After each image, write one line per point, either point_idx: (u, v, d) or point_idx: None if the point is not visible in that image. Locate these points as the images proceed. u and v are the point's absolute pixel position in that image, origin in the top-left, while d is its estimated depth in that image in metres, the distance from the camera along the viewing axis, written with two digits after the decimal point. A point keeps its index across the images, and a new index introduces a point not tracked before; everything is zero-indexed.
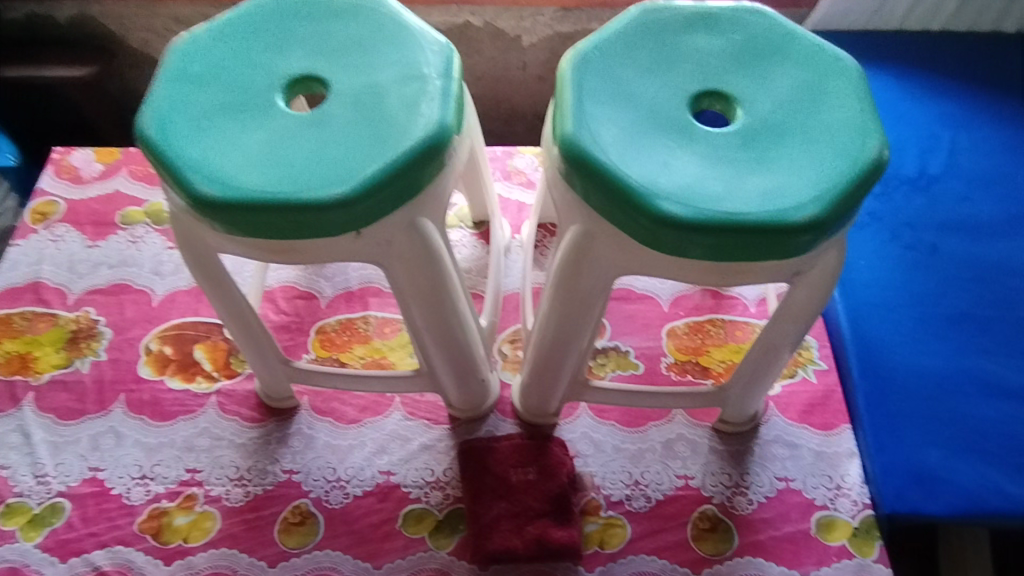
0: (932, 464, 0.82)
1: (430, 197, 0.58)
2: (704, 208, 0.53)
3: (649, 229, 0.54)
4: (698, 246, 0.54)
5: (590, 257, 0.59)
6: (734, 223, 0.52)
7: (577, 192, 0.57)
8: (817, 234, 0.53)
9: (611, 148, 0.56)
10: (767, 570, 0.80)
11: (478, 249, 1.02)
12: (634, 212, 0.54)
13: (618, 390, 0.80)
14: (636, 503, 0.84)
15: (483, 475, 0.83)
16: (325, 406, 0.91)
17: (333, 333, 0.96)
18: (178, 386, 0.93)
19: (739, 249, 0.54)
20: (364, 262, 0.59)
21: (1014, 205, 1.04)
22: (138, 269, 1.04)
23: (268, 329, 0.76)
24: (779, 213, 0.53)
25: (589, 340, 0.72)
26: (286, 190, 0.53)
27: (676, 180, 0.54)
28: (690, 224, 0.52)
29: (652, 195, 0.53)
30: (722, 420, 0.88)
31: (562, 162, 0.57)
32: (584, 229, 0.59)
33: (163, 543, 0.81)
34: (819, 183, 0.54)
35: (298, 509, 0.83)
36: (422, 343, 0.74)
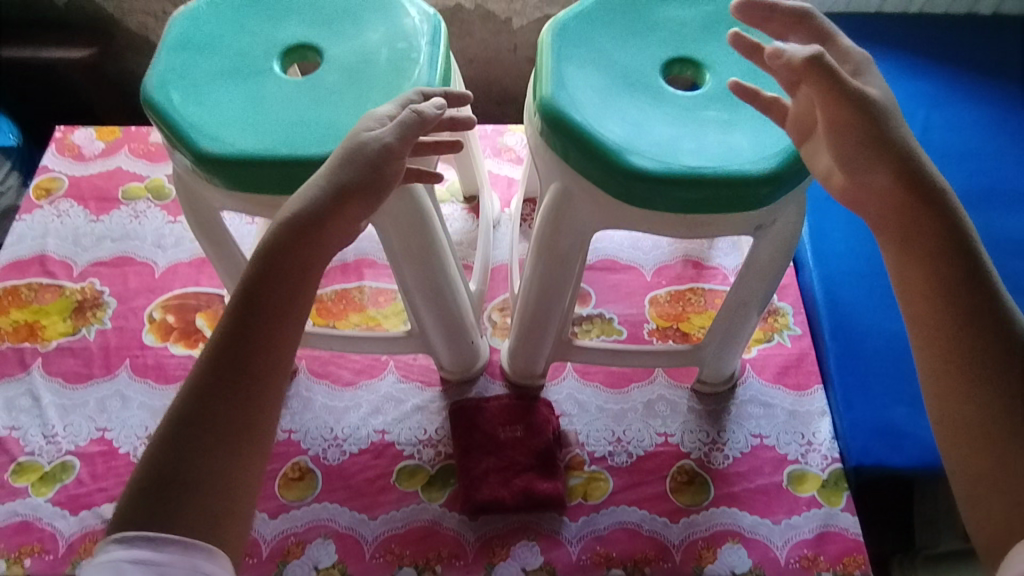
0: (899, 420, 0.87)
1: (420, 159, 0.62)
2: (672, 165, 0.57)
3: (622, 185, 0.58)
4: (668, 200, 0.58)
5: (569, 214, 0.63)
6: (700, 177, 0.57)
7: (557, 151, 0.61)
8: (777, 187, 0.58)
9: (587, 110, 0.60)
10: (740, 520, 0.84)
11: (469, 222, 1.06)
12: (608, 170, 0.58)
13: (601, 349, 0.84)
14: (618, 459, 0.89)
15: (472, 432, 0.88)
16: (322, 370, 0.95)
17: (330, 301, 1.01)
18: (181, 352, 0.97)
19: (706, 202, 0.58)
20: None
21: (983, 179, 1.09)
22: (141, 242, 1.08)
23: None
24: (743, 168, 0.57)
25: (571, 300, 0.77)
26: (285, 147, 0.57)
27: (647, 140, 0.59)
28: (660, 178, 0.57)
29: (625, 153, 0.58)
30: (701, 381, 0.93)
31: (543, 124, 0.61)
32: (563, 187, 0.63)
33: None
34: (779, 142, 0.59)
35: (297, 465, 0.88)
36: (414, 304, 0.79)
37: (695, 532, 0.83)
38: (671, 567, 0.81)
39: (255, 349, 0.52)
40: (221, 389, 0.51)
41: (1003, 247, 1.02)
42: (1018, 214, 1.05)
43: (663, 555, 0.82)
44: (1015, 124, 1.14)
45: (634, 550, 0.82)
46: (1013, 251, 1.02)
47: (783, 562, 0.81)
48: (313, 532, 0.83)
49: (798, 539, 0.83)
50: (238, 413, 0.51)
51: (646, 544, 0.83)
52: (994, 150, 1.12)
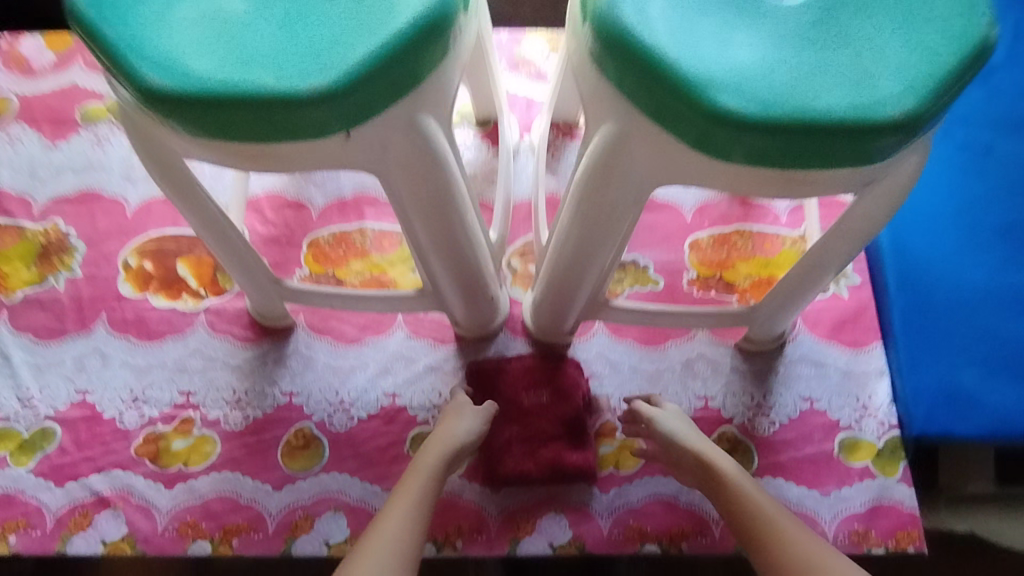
0: (966, 384, 0.78)
1: (433, 89, 0.47)
2: (773, 103, 0.43)
3: (702, 129, 0.44)
4: (760, 151, 0.44)
5: (622, 162, 0.50)
6: (807, 122, 0.43)
7: (612, 80, 0.47)
8: (907, 135, 0.44)
9: (657, 24, 0.45)
10: (786, 492, 0.77)
11: (484, 152, 0.91)
12: (685, 109, 0.44)
13: (640, 310, 0.74)
14: None
15: (493, 400, 0.79)
16: (323, 326, 0.85)
17: (327, 246, 0.88)
18: (163, 305, 0.86)
19: (808, 157, 0.45)
20: (354, 168, 0.49)
21: None
22: (107, 175, 0.94)
23: (251, 244, 0.67)
24: (866, 108, 0.43)
25: (612, 258, 0.65)
26: (254, 80, 0.42)
27: (741, 67, 0.44)
28: (756, 123, 0.43)
29: (710, 87, 0.43)
30: (747, 339, 0.83)
31: (597, 46, 0.47)
32: (617, 129, 0.49)
33: (162, 467, 0.78)
34: (916, 69, 0.44)
35: (301, 432, 0.80)
36: (426, 265, 0.66)
37: None
38: (710, 543, 0.76)
39: None
40: None
41: None
42: None
43: (701, 530, 0.76)
44: None
45: (670, 524, 0.76)
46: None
47: (831, 537, 0.76)
48: (323, 505, 0.77)
49: (849, 513, 0.76)
50: None
51: (683, 517, 0.77)
52: None
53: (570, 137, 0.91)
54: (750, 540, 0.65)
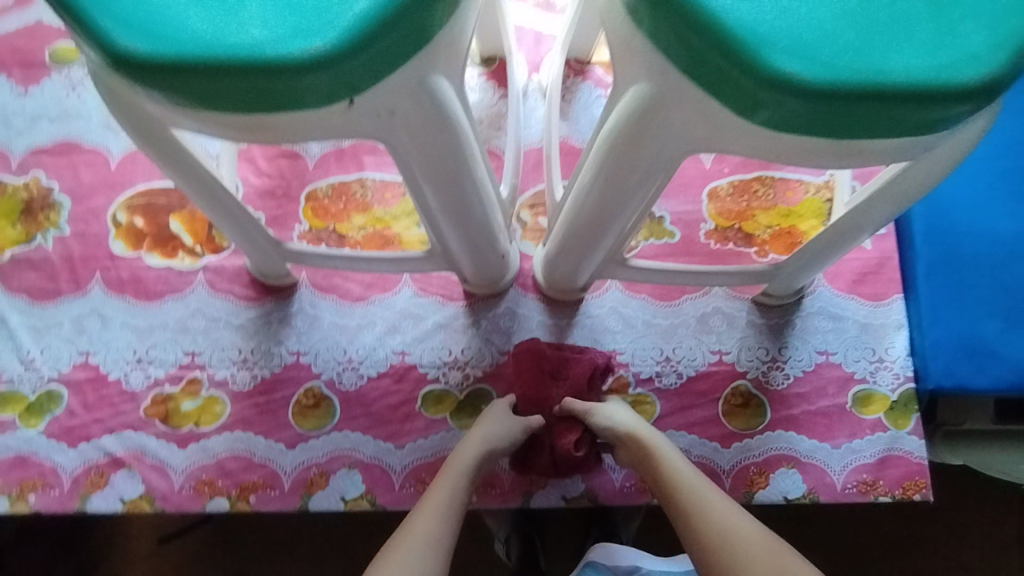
0: (988, 338, 0.76)
1: (446, 45, 0.42)
2: (838, 65, 0.38)
3: (751, 94, 0.40)
4: (815, 119, 0.40)
5: (651, 127, 0.46)
6: (874, 86, 0.38)
7: (648, 35, 0.42)
8: (981, 103, 0.39)
9: None
10: (797, 444, 0.78)
11: (490, 94, 0.85)
12: (735, 70, 0.39)
13: (659, 270, 0.71)
14: (667, 380, 0.80)
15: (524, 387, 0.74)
16: (326, 283, 0.82)
17: (327, 199, 0.84)
18: (159, 263, 0.82)
19: (870, 126, 0.40)
20: (360, 137, 0.45)
21: None
22: (86, 123, 0.87)
23: (241, 203, 0.62)
24: (940, 70, 0.38)
25: (632, 220, 0.61)
26: (244, 42, 0.37)
27: (803, 19, 0.38)
28: (815, 87, 0.38)
29: (766, 45, 0.38)
30: (766, 293, 0.81)
31: None
32: (650, 91, 0.44)
33: (173, 428, 0.78)
34: (999, 23, 0.39)
35: (311, 392, 0.79)
36: (436, 228, 0.62)
37: (748, 457, 0.78)
38: None
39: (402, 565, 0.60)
40: None
41: None
42: None
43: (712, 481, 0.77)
44: None
45: None
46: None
47: (839, 487, 0.77)
48: (337, 462, 0.77)
49: (858, 464, 0.77)
50: None
51: None
52: None
53: (582, 77, 0.84)
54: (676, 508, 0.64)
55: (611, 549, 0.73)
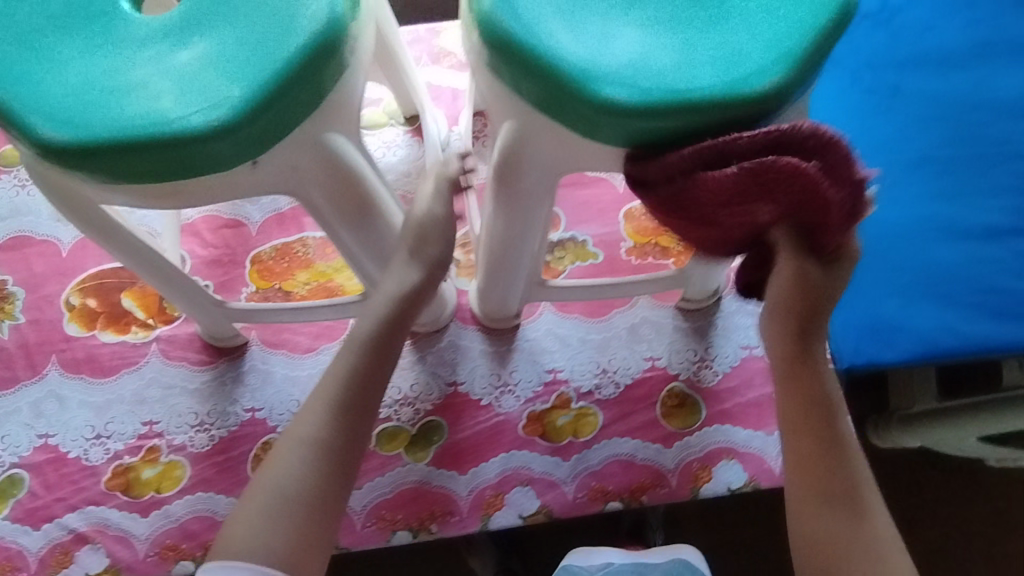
0: (889, 315, 0.83)
1: (338, 106, 0.48)
2: (651, 88, 0.46)
3: (588, 118, 0.47)
4: (646, 133, 0.47)
5: (526, 156, 0.53)
6: (686, 102, 0.46)
7: (506, 83, 0.49)
8: (779, 104, 0.47)
9: (541, 21, 0.48)
10: (734, 435, 0.83)
11: (415, 148, 0.93)
12: (574, 101, 0.46)
13: (577, 286, 0.77)
14: (606, 391, 0.85)
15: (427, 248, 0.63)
16: (276, 339, 0.86)
17: (271, 261, 0.89)
18: (113, 339, 0.86)
19: (700, 134, 0.48)
20: (271, 192, 0.50)
21: (980, 28, 0.92)
22: (36, 217, 0.92)
23: (184, 270, 0.67)
24: (737, 82, 0.46)
25: (540, 242, 0.67)
26: (154, 123, 0.43)
27: (620, 56, 0.47)
28: (639, 108, 0.46)
29: (592, 79, 0.46)
30: (685, 299, 0.87)
31: (485, 51, 0.49)
32: (519, 126, 0.51)
33: (135, 497, 0.80)
34: (782, 40, 0.47)
35: (268, 445, 0.82)
36: (367, 275, 0.67)
37: (690, 455, 0.82)
38: (668, 493, 0.81)
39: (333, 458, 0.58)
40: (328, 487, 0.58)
41: (1007, 107, 0.88)
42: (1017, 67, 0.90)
43: (660, 482, 0.81)
44: None
45: (630, 480, 0.81)
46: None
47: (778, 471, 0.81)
48: None
49: None
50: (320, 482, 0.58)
51: (641, 473, 0.81)
52: None
53: None
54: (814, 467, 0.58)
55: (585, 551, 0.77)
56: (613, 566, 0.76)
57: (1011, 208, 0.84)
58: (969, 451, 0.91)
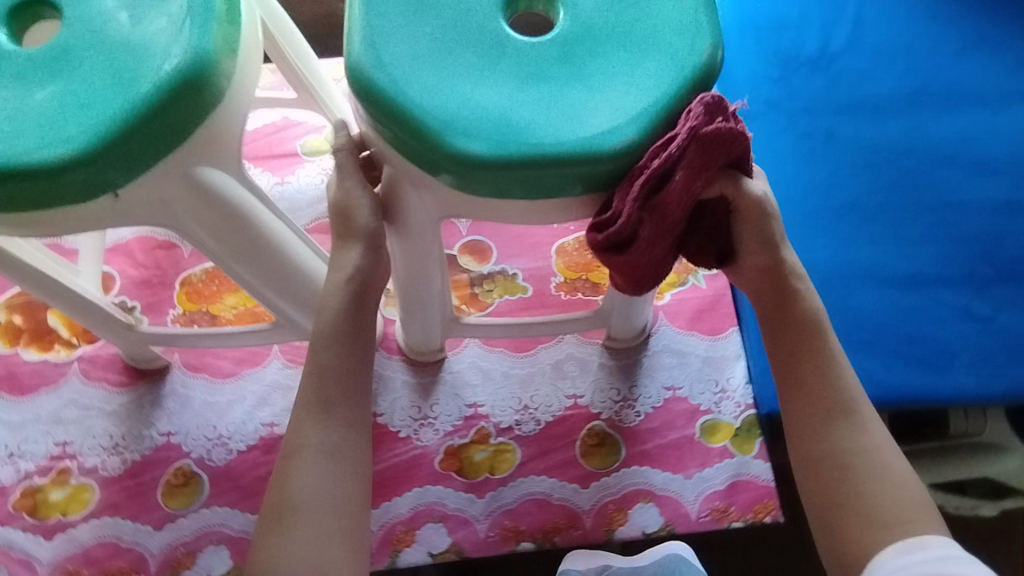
0: None
1: (205, 141, 0.49)
2: (509, 144, 0.51)
3: (453, 169, 0.51)
4: (506, 184, 0.51)
5: (408, 190, 0.56)
6: (538, 153, 0.51)
7: (382, 134, 0.53)
8: (631, 160, 0.52)
9: (410, 78, 0.52)
10: (652, 478, 0.82)
11: None
12: (433, 149, 0.51)
13: (492, 324, 0.77)
14: (526, 428, 0.84)
15: (353, 224, 0.61)
16: (199, 363, 0.86)
17: (200, 284, 0.90)
18: (35, 358, 0.86)
19: (559, 181, 0.52)
20: (140, 224, 0.51)
21: (915, 78, 0.94)
22: None
23: (80, 292, 0.69)
24: (588, 141, 0.51)
25: (443, 280, 0.71)
26: (12, 156, 0.45)
27: (484, 112, 0.52)
28: (492, 157, 0.50)
29: (453, 133, 0.51)
30: (611, 338, 0.87)
31: (361, 103, 0.53)
32: (393, 165, 0.54)
33: (41, 519, 0.79)
34: (632, 104, 0.52)
35: (180, 470, 0.81)
36: (282, 311, 0.66)
37: (606, 496, 0.81)
38: (581, 534, 0.79)
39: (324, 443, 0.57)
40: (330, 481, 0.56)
41: (941, 157, 0.90)
42: (948, 117, 0.92)
43: (574, 522, 0.80)
44: (953, 9, 0.97)
45: (543, 520, 0.80)
46: (957, 160, 0.89)
47: (694, 516, 0.80)
48: (204, 539, 0.78)
49: (710, 491, 0.81)
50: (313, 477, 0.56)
51: (556, 512, 0.80)
52: (931, 42, 0.96)
53: None
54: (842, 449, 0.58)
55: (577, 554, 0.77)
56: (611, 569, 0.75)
57: (936, 255, 0.85)
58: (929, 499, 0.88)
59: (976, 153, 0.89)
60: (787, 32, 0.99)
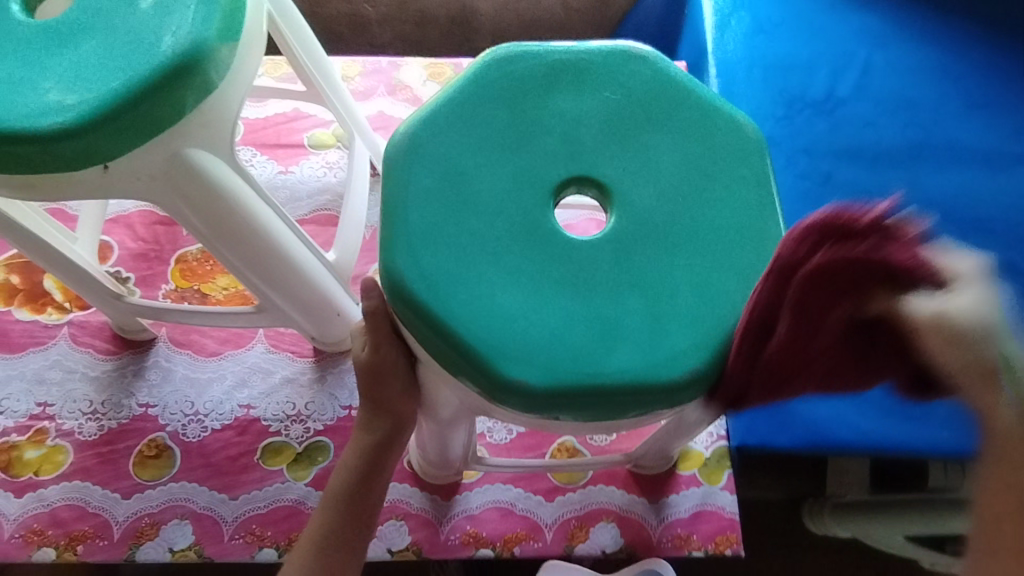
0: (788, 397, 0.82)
1: (200, 124, 0.52)
2: (566, 375, 0.42)
3: (496, 398, 0.43)
4: (562, 413, 0.43)
5: (445, 387, 0.49)
6: (602, 388, 0.42)
7: (417, 339, 0.44)
8: (706, 387, 0.44)
9: (453, 296, 0.43)
10: (616, 498, 0.82)
11: None
12: (475, 373, 0.42)
13: (513, 467, 0.75)
14: (497, 435, 0.84)
15: (387, 381, 0.54)
16: (184, 339, 0.88)
17: (195, 262, 0.91)
18: (26, 317, 0.88)
19: (630, 407, 0.43)
20: (128, 197, 0.53)
21: (918, 131, 0.95)
22: None
23: (75, 259, 0.71)
24: (657, 371, 0.43)
25: (466, 436, 0.67)
26: (7, 119, 0.46)
27: (536, 338, 0.43)
28: (548, 392, 0.42)
29: (499, 356, 0.42)
30: (638, 465, 0.82)
31: (396, 310, 0.45)
32: (428, 366, 0.46)
33: (13, 476, 0.80)
34: (709, 327, 0.44)
35: (154, 442, 0.82)
36: (262, 293, 0.68)
37: (569, 511, 0.81)
38: (540, 547, 0.79)
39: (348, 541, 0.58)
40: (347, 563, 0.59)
41: (937, 210, 0.90)
42: (947, 171, 0.92)
43: (534, 535, 0.80)
44: (962, 66, 0.98)
45: (504, 529, 0.80)
46: (953, 215, 0.90)
47: (655, 541, 0.80)
48: (169, 512, 0.79)
49: (673, 518, 0.81)
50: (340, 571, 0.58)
51: (517, 523, 0.80)
52: (938, 97, 0.97)
53: None
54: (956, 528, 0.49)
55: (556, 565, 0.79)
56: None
57: None
58: (896, 550, 0.87)
59: (972, 210, 0.90)
60: (796, 72, 1.00)
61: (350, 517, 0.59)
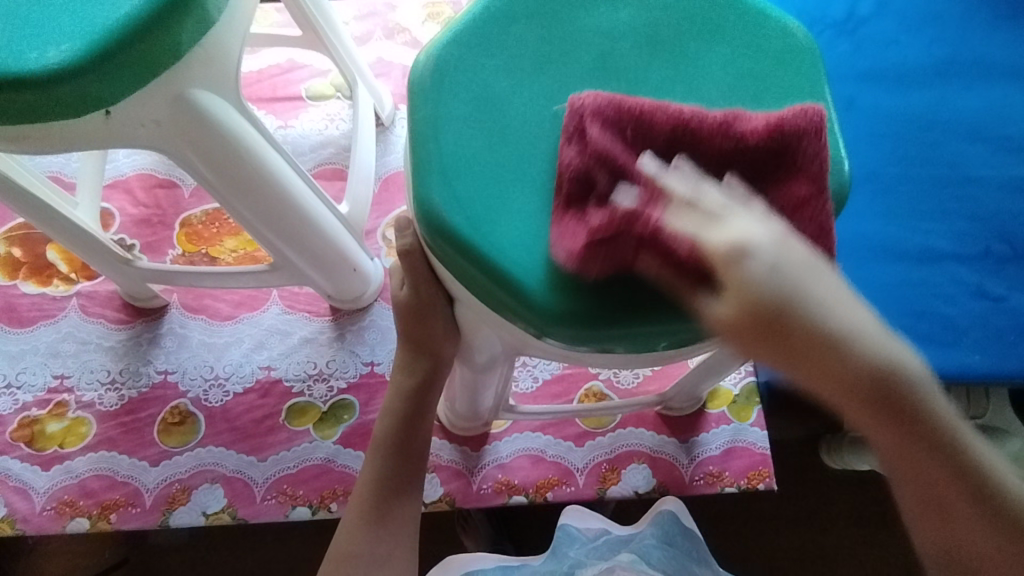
0: None
1: (201, 63, 0.49)
2: (616, 302, 0.41)
3: (539, 330, 0.41)
4: (608, 344, 0.41)
5: (483, 326, 0.46)
6: (652, 318, 0.41)
7: (454, 271, 0.42)
8: None
9: (491, 224, 0.41)
10: (646, 440, 0.81)
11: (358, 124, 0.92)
12: (520, 304, 0.41)
13: (543, 415, 0.74)
14: (524, 384, 0.83)
15: (429, 322, 0.52)
16: (197, 304, 0.86)
17: (200, 225, 0.88)
18: (33, 291, 0.86)
19: (666, 338, 0.41)
20: (132, 145, 0.51)
21: (944, 47, 0.91)
22: None
23: (77, 223, 0.68)
24: None
25: (498, 385, 0.65)
26: None
27: None
28: (599, 321, 0.40)
29: (543, 285, 0.40)
30: (668, 406, 0.81)
31: (429, 242, 0.43)
32: (466, 303, 0.44)
33: (38, 450, 0.79)
34: None
35: (177, 409, 0.81)
36: (276, 248, 0.65)
37: (600, 454, 0.81)
38: (573, 491, 0.79)
39: (394, 486, 0.58)
40: (392, 503, 0.58)
41: (965, 129, 0.87)
42: (975, 89, 0.88)
43: (566, 480, 0.80)
44: None
45: (536, 476, 0.80)
46: (982, 135, 0.86)
47: (687, 479, 0.80)
48: (199, 477, 0.78)
49: (705, 456, 0.81)
50: (391, 510, 0.58)
51: (549, 469, 0.80)
52: (964, 9, 0.92)
53: None
54: (903, 439, 0.38)
55: (580, 511, 0.79)
56: (610, 535, 0.78)
57: (951, 232, 0.83)
58: None
59: (1001, 128, 0.87)
60: None
61: (396, 461, 0.59)
